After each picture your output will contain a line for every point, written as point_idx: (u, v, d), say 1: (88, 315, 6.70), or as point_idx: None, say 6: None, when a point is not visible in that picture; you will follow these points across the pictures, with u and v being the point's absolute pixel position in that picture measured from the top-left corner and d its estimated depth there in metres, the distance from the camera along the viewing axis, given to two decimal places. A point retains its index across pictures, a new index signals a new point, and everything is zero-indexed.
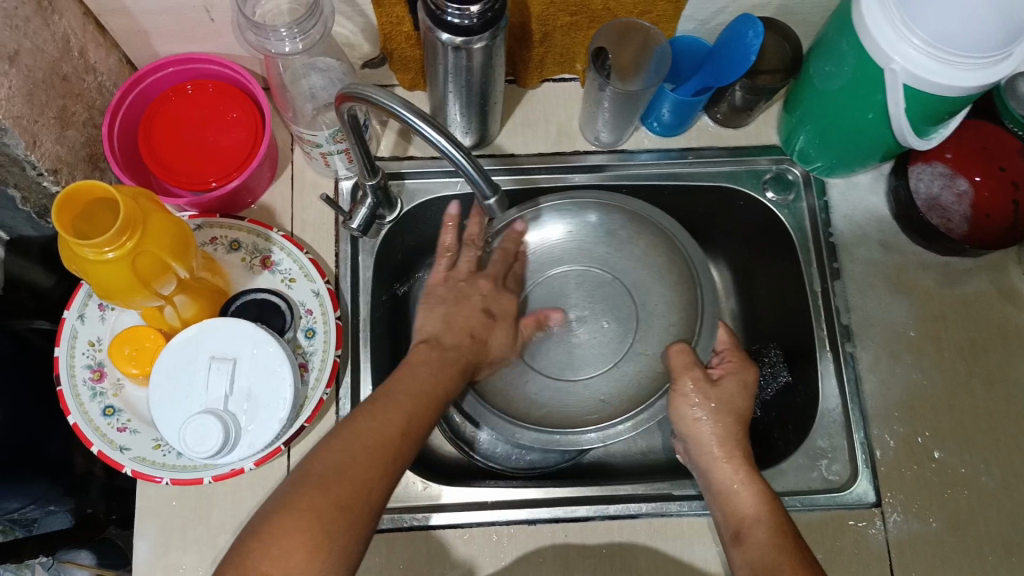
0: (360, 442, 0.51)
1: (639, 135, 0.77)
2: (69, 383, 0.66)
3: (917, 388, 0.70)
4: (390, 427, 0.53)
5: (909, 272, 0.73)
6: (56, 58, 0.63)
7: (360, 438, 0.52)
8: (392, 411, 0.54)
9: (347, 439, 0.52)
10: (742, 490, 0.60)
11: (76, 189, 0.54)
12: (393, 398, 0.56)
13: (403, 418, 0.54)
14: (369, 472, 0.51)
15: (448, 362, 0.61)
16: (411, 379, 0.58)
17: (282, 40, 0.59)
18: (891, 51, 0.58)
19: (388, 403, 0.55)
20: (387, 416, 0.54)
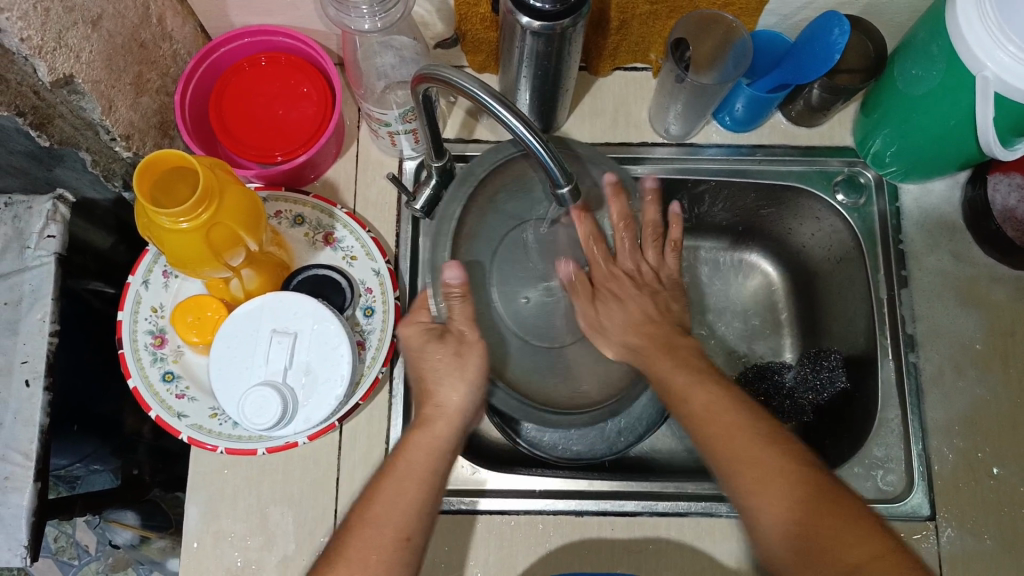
0: (350, 573, 0.50)
1: (708, 129, 0.75)
2: (131, 348, 0.67)
3: (980, 404, 0.69)
4: (391, 553, 0.52)
5: (979, 285, 0.72)
6: (136, 24, 0.63)
7: (354, 570, 0.50)
8: (384, 528, 0.52)
9: (364, 534, 0.52)
10: (757, 494, 0.51)
11: (154, 156, 0.53)
12: (393, 486, 0.54)
13: (397, 535, 0.52)
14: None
15: (449, 449, 0.57)
16: (406, 453, 0.56)
17: (362, 18, 0.58)
18: (985, 58, 0.56)
19: (381, 512, 0.53)
20: (378, 538, 0.52)
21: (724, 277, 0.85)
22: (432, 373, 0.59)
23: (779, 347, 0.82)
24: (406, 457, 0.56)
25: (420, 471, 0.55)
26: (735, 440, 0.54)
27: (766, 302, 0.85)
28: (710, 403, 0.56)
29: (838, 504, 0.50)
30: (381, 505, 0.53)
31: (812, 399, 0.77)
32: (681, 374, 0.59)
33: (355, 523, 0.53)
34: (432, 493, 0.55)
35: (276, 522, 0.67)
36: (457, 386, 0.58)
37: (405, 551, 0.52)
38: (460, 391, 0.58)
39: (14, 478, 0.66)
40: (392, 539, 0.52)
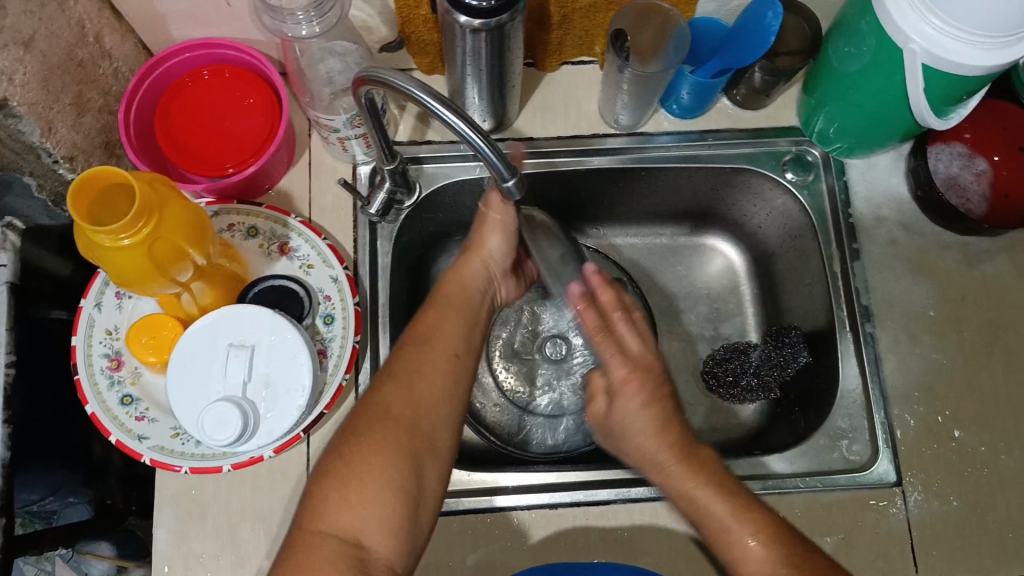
0: (413, 385, 0.56)
1: (657, 117, 0.76)
2: (87, 372, 0.66)
3: (937, 369, 0.71)
4: (443, 365, 0.58)
5: (929, 253, 0.73)
6: (72, 44, 0.62)
7: (413, 379, 0.56)
8: (443, 353, 0.59)
9: (422, 359, 0.58)
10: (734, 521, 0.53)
11: (90, 173, 0.53)
12: (444, 324, 0.61)
13: (449, 355, 0.59)
14: (427, 413, 0.55)
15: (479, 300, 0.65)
16: (452, 290, 0.64)
17: (300, 24, 0.58)
18: (911, 31, 0.57)
19: (431, 335, 0.60)
20: (431, 355, 0.58)
21: (687, 262, 0.87)
22: (473, 229, 0.67)
23: (743, 327, 0.84)
24: (449, 291, 0.64)
25: (456, 299, 0.63)
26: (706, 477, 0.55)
27: (728, 284, 0.86)
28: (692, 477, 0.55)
29: (753, 501, 0.55)
30: (435, 337, 0.59)
31: (777, 376, 0.79)
32: (654, 441, 0.56)
33: (408, 342, 0.59)
34: (472, 328, 0.62)
35: (247, 538, 0.66)
36: (494, 234, 0.65)
37: (454, 366, 0.59)
38: (495, 245, 0.65)
39: None
40: (442, 353, 0.58)
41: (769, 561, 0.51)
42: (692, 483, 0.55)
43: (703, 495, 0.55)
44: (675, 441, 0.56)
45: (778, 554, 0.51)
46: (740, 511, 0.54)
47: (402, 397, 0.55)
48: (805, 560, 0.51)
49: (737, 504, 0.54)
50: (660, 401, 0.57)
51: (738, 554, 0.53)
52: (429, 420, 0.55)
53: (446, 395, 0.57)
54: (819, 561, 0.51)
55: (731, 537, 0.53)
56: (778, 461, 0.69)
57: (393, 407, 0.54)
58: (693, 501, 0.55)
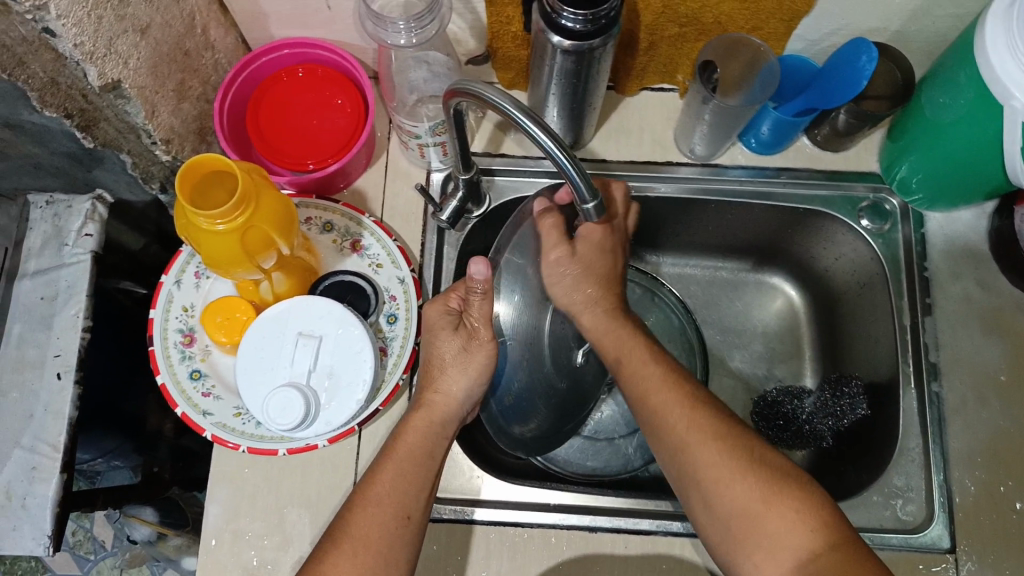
0: (358, 548, 0.53)
1: (733, 150, 0.76)
2: (161, 345, 0.68)
3: (1004, 435, 0.68)
4: (392, 530, 0.55)
5: (1005, 316, 0.71)
6: (181, 34, 0.65)
7: (356, 545, 0.53)
8: (384, 507, 0.55)
9: (362, 518, 0.55)
10: (731, 477, 0.53)
11: (195, 160, 0.55)
12: (391, 471, 0.57)
13: (397, 515, 0.55)
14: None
15: (444, 429, 0.61)
16: (406, 427, 0.60)
17: (399, 33, 0.60)
18: (1013, 88, 0.56)
19: (382, 492, 0.56)
20: (379, 519, 0.54)
21: (745, 298, 0.86)
22: (439, 362, 0.62)
23: (798, 370, 0.82)
24: (404, 438, 0.59)
25: (417, 450, 0.59)
26: (708, 423, 0.56)
27: (787, 325, 0.85)
28: (689, 425, 0.56)
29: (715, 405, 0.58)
30: (377, 490, 0.56)
31: (833, 425, 0.77)
32: (660, 385, 0.59)
33: (357, 502, 0.56)
34: (427, 477, 0.58)
35: (292, 523, 0.67)
36: (459, 379, 0.61)
37: (405, 530, 0.55)
38: (462, 382, 0.61)
39: (41, 468, 0.68)
40: (390, 519, 0.55)
41: (792, 528, 0.50)
42: (663, 392, 0.58)
43: (665, 400, 0.58)
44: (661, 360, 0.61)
45: (800, 514, 0.51)
46: (697, 413, 0.56)
47: (355, 568, 0.52)
48: (759, 458, 0.54)
49: (691, 402, 0.57)
50: (633, 341, 0.62)
51: (756, 527, 0.51)
52: None
53: (393, 566, 0.53)
54: (775, 461, 0.54)
55: (686, 431, 0.56)
56: None
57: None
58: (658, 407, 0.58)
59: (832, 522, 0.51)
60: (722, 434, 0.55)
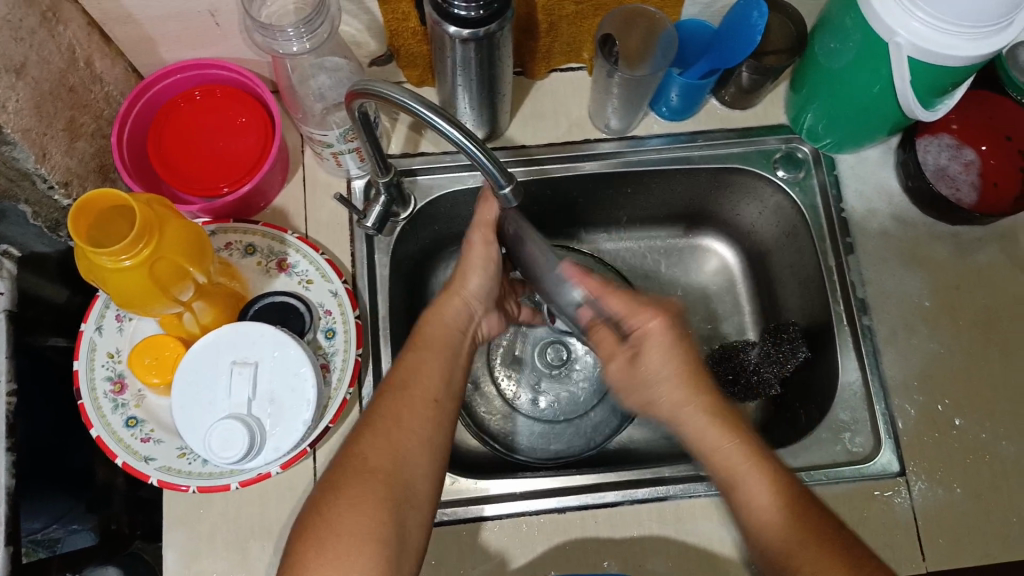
0: (390, 425, 0.56)
1: (647, 120, 0.77)
2: (90, 397, 0.63)
3: (935, 358, 0.71)
4: (421, 414, 0.57)
5: (922, 244, 0.74)
6: (63, 69, 0.62)
7: (391, 427, 0.56)
8: (413, 391, 0.58)
9: (395, 391, 0.58)
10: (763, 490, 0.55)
11: (90, 195, 0.50)
12: (422, 347, 0.61)
13: (427, 399, 0.58)
14: (427, 447, 0.56)
15: (461, 331, 0.64)
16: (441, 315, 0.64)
17: (290, 40, 0.57)
18: (896, 25, 0.58)
19: (410, 379, 0.59)
20: (408, 402, 0.57)
21: (683, 264, 0.87)
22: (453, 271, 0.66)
23: (741, 325, 0.85)
24: (427, 330, 0.63)
25: (438, 342, 0.62)
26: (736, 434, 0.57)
27: (725, 284, 0.86)
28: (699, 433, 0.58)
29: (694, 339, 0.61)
30: (410, 374, 0.59)
31: (777, 372, 0.78)
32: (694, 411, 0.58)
33: (388, 389, 0.58)
34: (454, 367, 0.61)
35: (257, 556, 0.65)
36: (475, 278, 0.65)
37: (433, 412, 0.57)
38: (473, 284, 0.65)
39: None
40: (419, 402, 0.57)
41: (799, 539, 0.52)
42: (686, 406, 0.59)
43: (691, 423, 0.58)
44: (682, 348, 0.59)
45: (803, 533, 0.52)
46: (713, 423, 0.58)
47: (385, 445, 0.55)
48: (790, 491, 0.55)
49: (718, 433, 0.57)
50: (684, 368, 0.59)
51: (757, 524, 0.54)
52: (411, 467, 0.54)
53: (431, 441, 0.56)
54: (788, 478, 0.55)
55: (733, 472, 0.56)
56: (785, 454, 0.69)
57: (373, 463, 0.54)
58: (712, 448, 0.57)
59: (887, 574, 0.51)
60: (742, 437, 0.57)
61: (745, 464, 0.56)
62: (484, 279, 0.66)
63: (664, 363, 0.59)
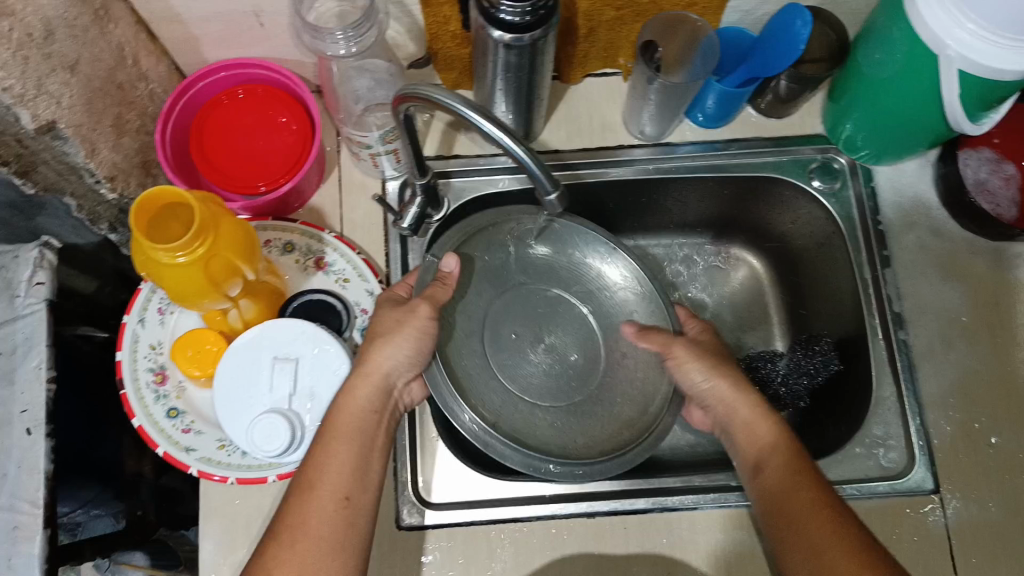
0: (296, 537, 0.52)
1: (682, 128, 0.77)
2: (133, 386, 0.65)
3: (971, 374, 0.70)
4: (333, 518, 0.54)
5: (960, 258, 0.73)
6: (112, 66, 0.63)
7: (295, 539, 0.52)
8: (323, 495, 0.54)
9: (301, 495, 0.54)
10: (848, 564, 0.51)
11: (149, 193, 0.51)
12: (340, 438, 0.57)
13: (336, 498, 0.54)
14: (336, 548, 0.53)
15: (373, 409, 0.60)
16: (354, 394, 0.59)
17: (338, 43, 0.58)
18: (946, 35, 0.57)
19: (315, 479, 0.55)
20: (320, 506, 0.54)
21: (711, 272, 0.87)
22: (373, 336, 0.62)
23: (770, 336, 0.84)
24: (341, 408, 0.59)
25: (349, 431, 0.58)
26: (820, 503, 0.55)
27: (753, 294, 0.86)
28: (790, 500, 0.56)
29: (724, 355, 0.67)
30: (321, 473, 0.55)
31: (808, 385, 0.78)
32: (779, 472, 0.58)
33: (295, 491, 0.55)
34: (367, 452, 0.58)
35: None
36: (393, 349, 0.61)
37: (347, 512, 0.54)
38: (391, 359, 0.61)
39: (23, 527, 0.66)
40: (329, 504, 0.54)
41: None
42: (777, 471, 0.58)
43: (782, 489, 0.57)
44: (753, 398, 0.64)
45: None
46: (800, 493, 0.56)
47: (297, 564, 0.51)
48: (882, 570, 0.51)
49: (813, 502, 0.55)
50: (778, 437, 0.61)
51: None
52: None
53: (343, 548, 0.53)
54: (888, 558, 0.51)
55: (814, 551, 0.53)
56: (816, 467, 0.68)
57: None
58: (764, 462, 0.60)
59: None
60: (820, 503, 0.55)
61: (829, 534, 0.53)
62: (412, 352, 0.61)
63: (762, 422, 0.62)
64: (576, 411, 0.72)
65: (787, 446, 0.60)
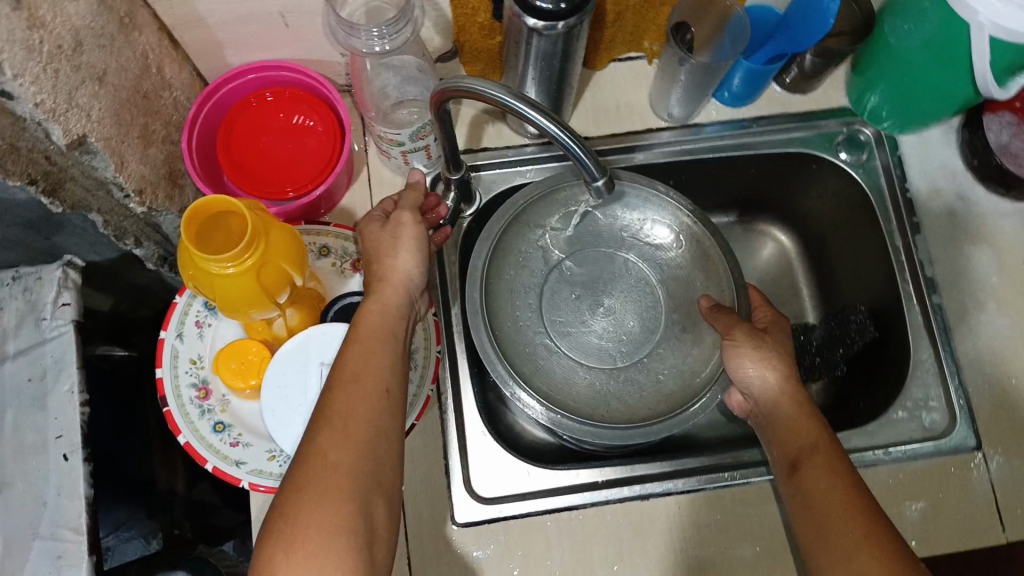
0: (344, 420, 0.50)
1: (707, 107, 0.77)
2: (176, 403, 0.63)
3: (1005, 334, 0.72)
4: (376, 405, 0.52)
5: (988, 221, 0.74)
6: (137, 76, 0.61)
7: (347, 420, 0.51)
8: (364, 381, 0.53)
9: (346, 374, 0.53)
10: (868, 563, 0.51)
11: (205, 202, 0.49)
12: (372, 329, 0.56)
13: (379, 389, 0.53)
14: (372, 452, 0.50)
15: (401, 313, 0.58)
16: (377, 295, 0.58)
17: (373, 40, 0.57)
18: (978, 5, 0.58)
19: (356, 370, 0.53)
20: (359, 393, 0.52)
21: (737, 251, 0.88)
22: (377, 251, 0.59)
23: (801, 308, 0.85)
24: (368, 310, 0.57)
25: (380, 331, 0.56)
26: (852, 502, 0.55)
27: (781, 269, 0.87)
28: (822, 496, 0.56)
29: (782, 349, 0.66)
30: (358, 360, 0.54)
31: (843, 353, 0.79)
32: (824, 471, 0.57)
33: (334, 378, 0.53)
34: (395, 346, 0.56)
35: None
36: (406, 256, 0.59)
37: (388, 403, 0.53)
38: (403, 265, 0.59)
39: (68, 555, 0.64)
40: (373, 391, 0.52)
41: None
42: (814, 466, 0.58)
43: (818, 482, 0.57)
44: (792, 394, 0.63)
45: None
46: (834, 487, 0.56)
47: (343, 445, 0.49)
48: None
49: (846, 498, 0.55)
50: (818, 432, 0.60)
51: None
52: (377, 467, 0.50)
53: (386, 434, 0.51)
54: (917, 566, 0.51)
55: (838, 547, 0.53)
56: (862, 433, 0.69)
57: (333, 460, 0.48)
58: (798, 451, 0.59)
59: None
60: (852, 498, 0.55)
61: (853, 528, 0.53)
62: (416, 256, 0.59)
63: (800, 421, 0.61)
64: (621, 377, 0.75)
65: (823, 444, 0.59)
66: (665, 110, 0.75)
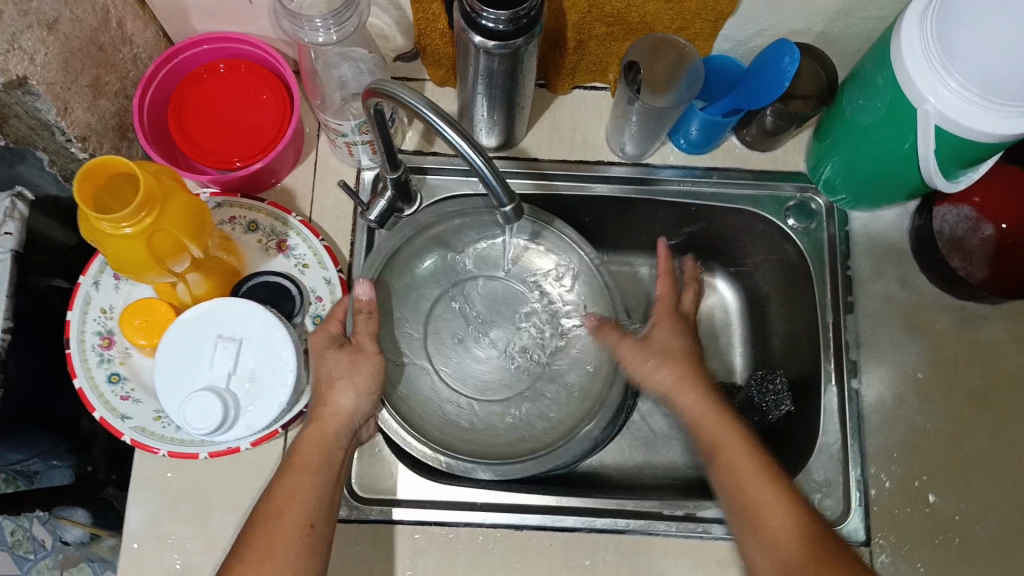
0: (261, 559, 0.53)
1: (664, 150, 0.76)
2: (78, 347, 0.65)
3: (919, 431, 0.70)
4: (295, 539, 0.54)
5: (924, 312, 0.72)
6: (94, 28, 0.63)
7: (261, 558, 0.53)
8: (286, 519, 0.55)
9: (274, 511, 0.55)
10: (754, 477, 0.59)
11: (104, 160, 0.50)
12: (306, 465, 0.58)
13: (302, 523, 0.55)
14: None
15: (337, 446, 0.60)
16: (318, 423, 0.60)
17: (317, 31, 0.58)
18: (928, 91, 0.56)
19: (282, 505, 0.56)
20: (280, 528, 0.54)
21: None
22: (328, 379, 0.61)
23: (731, 366, 0.84)
24: (304, 447, 0.59)
25: (314, 462, 0.58)
26: (687, 381, 0.66)
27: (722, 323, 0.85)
28: (698, 406, 0.64)
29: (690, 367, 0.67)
30: (291, 496, 0.56)
31: (759, 421, 0.78)
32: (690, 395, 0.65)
33: (258, 515, 0.56)
34: (331, 476, 0.58)
35: (217, 527, 0.66)
36: (348, 390, 0.61)
37: (310, 537, 0.55)
38: (348, 395, 0.61)
39: None
40: (294, 528, 0.55)
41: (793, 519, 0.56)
42: (682, 391, 0.65)
43: (692, 407, 0.64)
44: (692, 379, 0.66)
45: (800, 514, 0.57)
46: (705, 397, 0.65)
47: None
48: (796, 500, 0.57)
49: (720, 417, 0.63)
50: (679, 348, 0.68)
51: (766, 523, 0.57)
52: None
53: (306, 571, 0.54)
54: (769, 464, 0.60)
55: (715, 447, 0.62)
56: None
57: None
58: (742, 479, 0.59)
59: (822, 536, 0.55)
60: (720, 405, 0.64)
61: (752, 470, 0.59)
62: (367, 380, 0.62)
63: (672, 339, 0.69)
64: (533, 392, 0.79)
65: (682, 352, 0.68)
66: (621, 146, 0.74)
